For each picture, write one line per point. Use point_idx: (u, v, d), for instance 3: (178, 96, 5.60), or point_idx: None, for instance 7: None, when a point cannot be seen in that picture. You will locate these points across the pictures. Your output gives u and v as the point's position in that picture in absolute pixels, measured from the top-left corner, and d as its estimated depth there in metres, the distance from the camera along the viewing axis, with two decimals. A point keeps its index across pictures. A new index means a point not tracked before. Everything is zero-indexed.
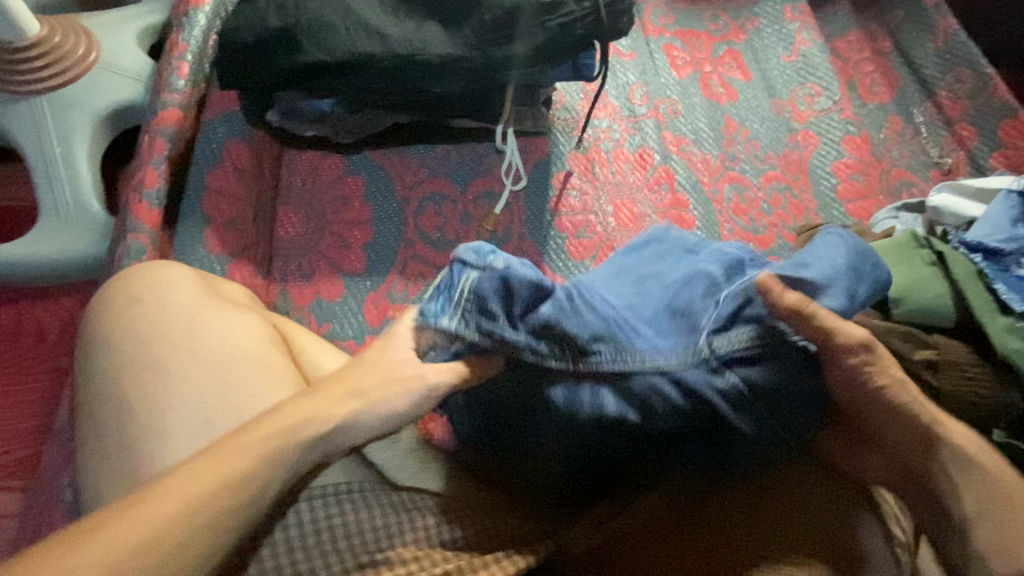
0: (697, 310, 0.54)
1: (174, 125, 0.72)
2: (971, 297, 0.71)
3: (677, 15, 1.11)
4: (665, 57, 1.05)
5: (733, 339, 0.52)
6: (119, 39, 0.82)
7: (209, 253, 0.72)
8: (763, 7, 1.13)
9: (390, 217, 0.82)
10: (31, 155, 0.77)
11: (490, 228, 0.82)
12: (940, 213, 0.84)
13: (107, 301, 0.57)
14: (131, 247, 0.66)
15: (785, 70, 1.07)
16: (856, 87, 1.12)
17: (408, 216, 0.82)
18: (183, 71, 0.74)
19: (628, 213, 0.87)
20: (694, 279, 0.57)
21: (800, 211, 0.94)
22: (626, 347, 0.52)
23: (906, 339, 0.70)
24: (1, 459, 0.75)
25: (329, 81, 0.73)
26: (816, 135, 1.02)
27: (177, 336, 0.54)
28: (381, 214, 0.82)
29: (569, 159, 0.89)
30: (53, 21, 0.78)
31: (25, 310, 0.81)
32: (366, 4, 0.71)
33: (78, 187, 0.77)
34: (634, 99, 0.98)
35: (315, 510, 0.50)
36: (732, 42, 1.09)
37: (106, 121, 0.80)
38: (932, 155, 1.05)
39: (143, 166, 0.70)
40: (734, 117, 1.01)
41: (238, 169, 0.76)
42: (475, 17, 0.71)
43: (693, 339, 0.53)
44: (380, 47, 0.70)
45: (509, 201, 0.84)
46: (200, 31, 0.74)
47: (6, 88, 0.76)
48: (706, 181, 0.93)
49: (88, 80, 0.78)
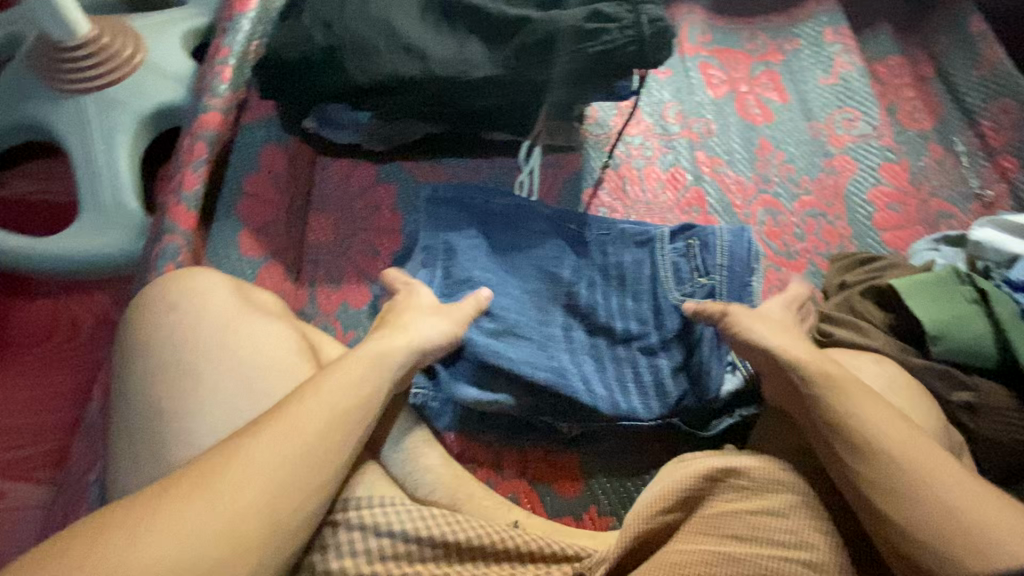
0: (571, 368, 0.70)
1: (214, 129, 0.73)
2: (1015, 340, 0.69)
3: (714, 34, 1.11)
4: (701, 75, 1.05)
5: (617, 269, 0.76)
6: (166, 42, 0.84)
7: (242, 257, 0.73)
8: (802, 28, 1.12)
9: (463, 210, 0.77)
10: (75, 151, 0.78)
11: (535, 234, 0.77)
12: (980, 246, 0.81)
13: (146, 306, 0.57)
14: (166, 249, 0.67)
15: (823, 92, 1.06)
16: (896, 112, 1.10)
17: None
18: (224, 75, 0.75)
19: (696, 197, 0.92)
20: (612, 357, 0.72)
21: (834, 238, 0.93)
22: (588, 323, 0.74)
23: (944, 379, 0.70)
24: (27, 452, 0.75)
25: (387, 100, 0.73)
26: (853, 161, 1.00)
27: (203, 387, 0.53)
28: (456, 209, 0.77)
29: (599, 176, 0.91)
30: (103, 23, 0.79)
31: (61, 305, 0.82)
32: (407, 21, 0.71)
33: (117, 185, 0.78)
34: (667, 117, 0.98)
35: (337, 527, 0.51)
36: (770, 62, 1.09)
37: (149, 121, 0.82)
38: (973, 186, 1.02)
39: (182, 169, 0.72)
40: (769, 139, 1.00)
41: (272, 172, 0.78)
42: (516, 39, 0.70)
43: (571, 367, 0.69)
44: (421, 69, 0.70)
45: (547, 224, 0.77)
46: (243, 38, 0.77)
47: (56, 86, 0.78)
48: (739, 204, 0.93)
49: (132, 81, 0.80)
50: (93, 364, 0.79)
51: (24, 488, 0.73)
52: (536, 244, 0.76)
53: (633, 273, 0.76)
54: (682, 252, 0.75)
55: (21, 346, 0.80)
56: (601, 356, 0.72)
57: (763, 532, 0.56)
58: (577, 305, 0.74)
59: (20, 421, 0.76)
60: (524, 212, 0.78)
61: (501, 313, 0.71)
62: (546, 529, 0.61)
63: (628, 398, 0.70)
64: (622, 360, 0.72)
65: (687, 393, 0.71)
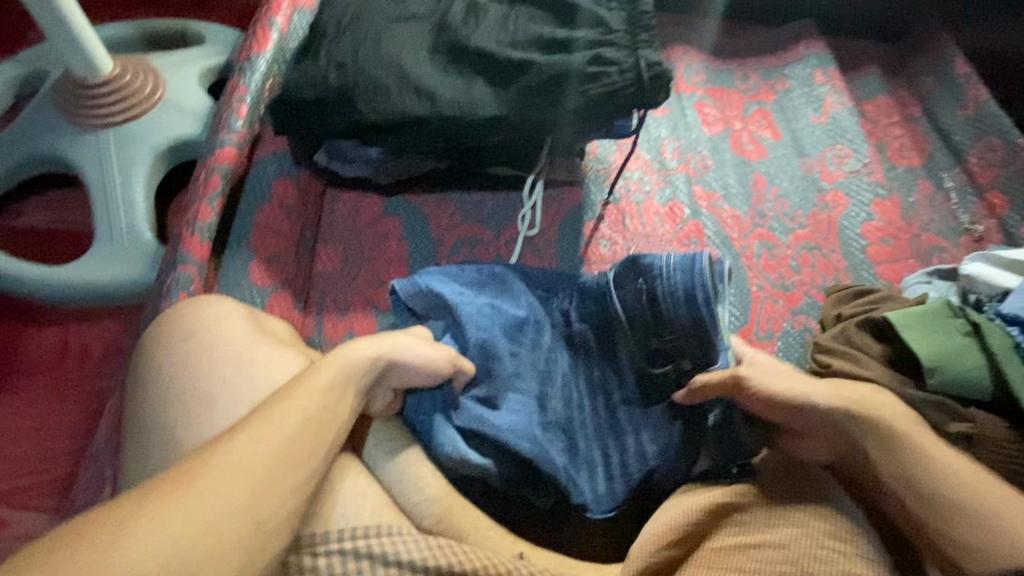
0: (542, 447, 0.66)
1: (229, 163, 0.76)
2: (1008, 372, 0.70)
3: (708, 75, 1.15)
4: (696, 113, 1.09)
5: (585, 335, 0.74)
6: (185, 80, 0.87)
7: (252, 285, 0.74)
8: (792, 69, 1.17)
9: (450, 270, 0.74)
10: (93, 182, 0.80)
11: (503, 285, 0.74)
12: (972, 279, 0.83)
13: (159, 335, 0.59)
14: (179, 278, 0.69)
15: (814, 130, 1.10)
16: (885, 149, 1.14)
17: (443, 257, 0.85)
18: (240, 112, 0.79)
19: (694, 230, 0.95)
20: (582, 429, 0.70)
21: (829, 271, 0.95)
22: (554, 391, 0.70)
23: (942, 410, 0.71)
24: (31, 479, 0.74)
25: (395, 137, 0.76)
26: (845, 196, 1.04)
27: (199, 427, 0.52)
28: (452, 270, 0.75)
29: (600, 210, 0.93)
30: (126, 61, 0.83)
31: (72, 331, 0.83)
32: (417, 63, 0.75)
33: (133, 215, 0.80)
34: (665, 153, 1.02)
35: (343, 557, 0.51)
36: (763, 101, 1.13)
37: (166, 154, 0.84)
38: (963, 221, 1.05)
39: (198, 200, 0.74)
40: (764, 175, 1.03)
41: (283, 205, 0.81)
42: (521, 81, 0.74)
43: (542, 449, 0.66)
44: (430, 108, 0.73)
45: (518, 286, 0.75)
46: (259, 77, 0.80)
47: (77, 120, 0.81)
48: (736, 237, 0.96)
49: (150, 116, 0.83)
50: (100, 391, 0.80)
51: (26, 516, 0.72)
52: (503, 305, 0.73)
53: (599, 339, 0.74)
54: (644, 306, 0.70)
55: (30, 371, 0.80)
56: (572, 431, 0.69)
57: (771, 564, 0.55)
58: (552, 374, 0.70)
59: (25, 447, 0.76)
60: (510, 283, 0.75)
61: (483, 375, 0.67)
62: (551, 562, 0.61)
63: (597, 481, 0.68)
64: (595, 435, 0.70)
65: (656, 470, 0.68)
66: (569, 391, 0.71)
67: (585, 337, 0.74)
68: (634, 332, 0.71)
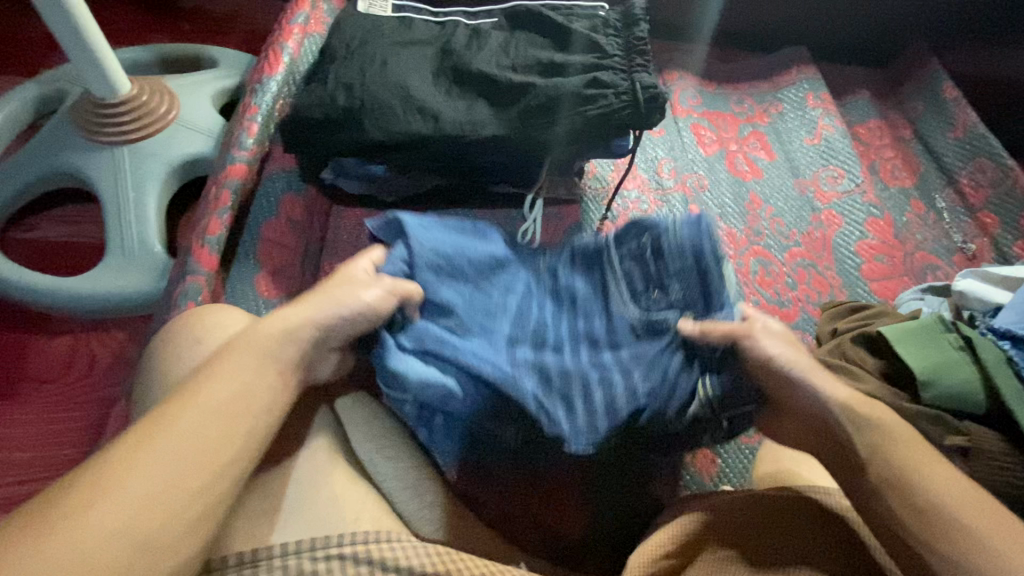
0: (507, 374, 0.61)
1: (239, 179, 0.79)
2: (1001, 386, 0.71)
3: (703, 98, 1.19)
4: (692, 135, 1.12)
5: (567, 279, 0.71)
6: (199, 101, 0.91)
7: (258, 297, 0.76)
8: (785, 93, 1.21)
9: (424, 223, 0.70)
10: (106, 196, 0.83)
11: (481, 240, 0.71)
12: (964, 295, 0.84)
13: (167, 340, 0.60)
14: (187, 288, 0.71)
15: (807, 152, 1.13)
16: (877, 170, 1.16)
17: None
18: (251, 131, 0.82)
19: None
20: (559, 363, 0.64)
21: (825, 287, 0.97)
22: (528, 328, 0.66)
23: (937, 423, 0.71)
24: (35, 487, 0.75)
25: (398, 154, 0.78)
26: (839, 216, 1.06)
27: None
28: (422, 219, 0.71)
29: (599, 227, 0.95)
30: (143, 82, 0.87)
31: (80, 341, 0.84)
32: (422, 85, 0.78)
33: (144, 228, 0.83)
34: (662, 173, 1.05)
35: (342, 561, 0.51)
36: (757, 124, 1.16)
37: (178, 170, 0.87)
38: (955, 240, 1.07)
39: (207, 215, 0.76)
40: (759, 194, 1.06)
41: (290, 221, 0.83)
42: (521, 103, 0.77)
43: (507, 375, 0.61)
44: (433, 128, 0.76)
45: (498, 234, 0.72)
46: (270, 98, 0.84)
47: (93, 137, 0.84)
48: (732, 254, 0.98)
49: (164, 134, 0.86)
50: (106, 400, 0.81)
51: None
52: (476, 247, 0.70)
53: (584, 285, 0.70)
54: (633, 255, 0.68)
55: (38, 381, 0.82)
56: (545, 365, 0.63)
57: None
58: (526, 318, 0.67)
59: (31, 454, 0.77)
60: (483, 233, 0.73)
61: (452, 306, 0.65)
62: None
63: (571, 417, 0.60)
64: (571, 371, 0.63)
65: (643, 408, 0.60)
66: (543, 329, 0.67)
67: (568, 281, 0.70)
68: (618, 276, 0.68)
